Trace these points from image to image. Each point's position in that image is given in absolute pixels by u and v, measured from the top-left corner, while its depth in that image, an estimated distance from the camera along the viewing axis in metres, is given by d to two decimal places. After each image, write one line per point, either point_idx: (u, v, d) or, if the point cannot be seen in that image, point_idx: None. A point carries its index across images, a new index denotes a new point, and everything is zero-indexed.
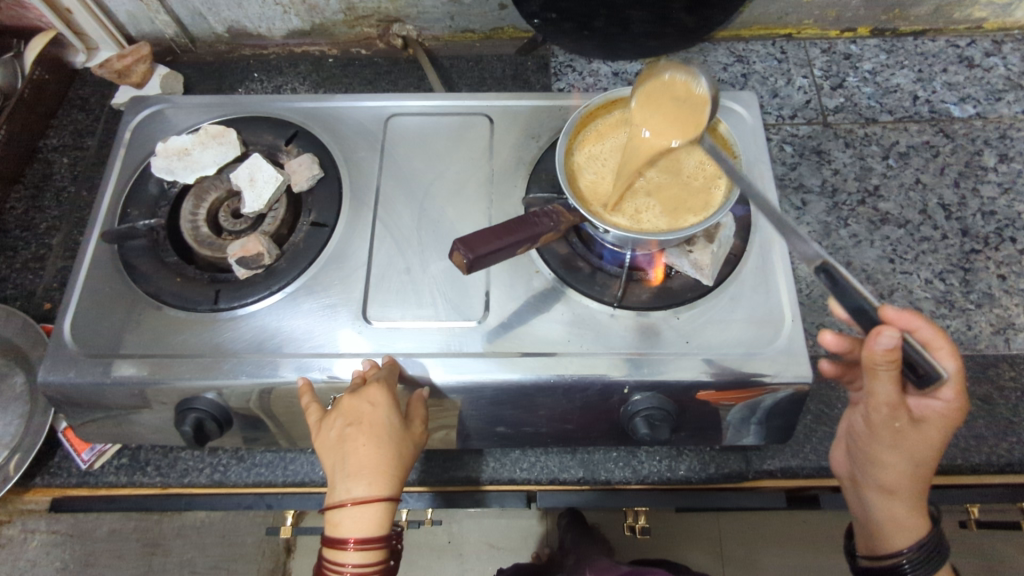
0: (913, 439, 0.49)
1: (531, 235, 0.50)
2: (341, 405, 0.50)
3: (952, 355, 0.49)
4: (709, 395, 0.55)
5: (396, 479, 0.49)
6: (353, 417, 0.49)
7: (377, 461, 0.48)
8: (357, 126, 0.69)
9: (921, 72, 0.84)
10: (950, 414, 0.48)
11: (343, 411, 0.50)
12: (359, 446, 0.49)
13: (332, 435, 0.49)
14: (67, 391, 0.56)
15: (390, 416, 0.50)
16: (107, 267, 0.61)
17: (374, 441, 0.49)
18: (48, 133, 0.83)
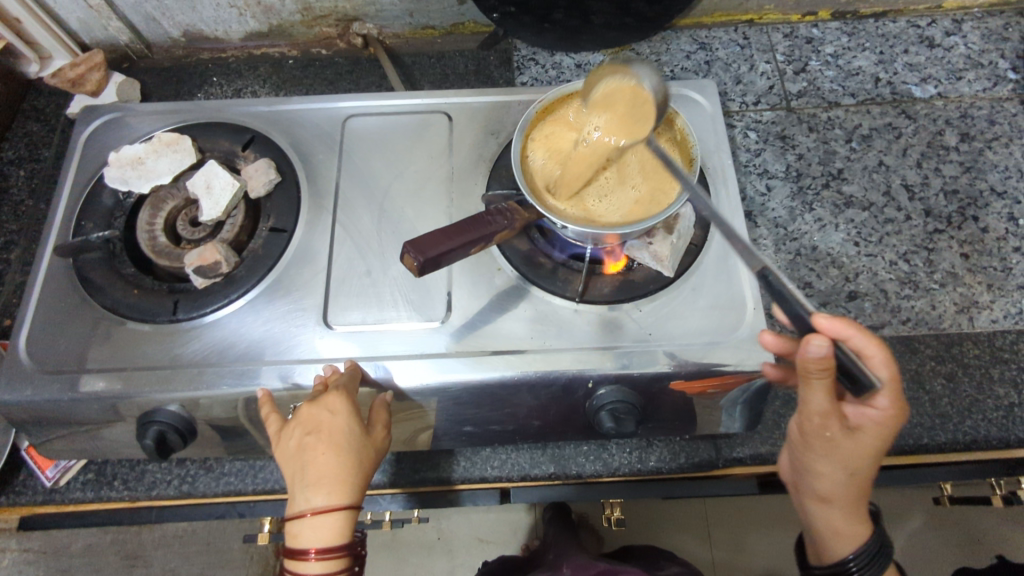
0: (850, 449, 0.49)
1: (486, 235, 0.49)
2: (301, 414, 0.49)
3: (885, 363, 0.48)
4: (682, 386, 0.54)
5: (357, 488, 0.48)
6: (312, 426, 0.49)
7: (337, 469, 0.48)
8: (315, 129, 0.68)
9: (882, 53, 0.84)
10: (885, 422, 0.49)
11: (301, 420, 0.49)
12: (317, 456, 0.48)
13: (292, 446, 0.49)
14: (27, 409, 0.55)
15: (351, 424, 0.49)
16: (62, 280, 0.60)
17: (333, 450, 0.48)
18: (4, 146, 0.82)
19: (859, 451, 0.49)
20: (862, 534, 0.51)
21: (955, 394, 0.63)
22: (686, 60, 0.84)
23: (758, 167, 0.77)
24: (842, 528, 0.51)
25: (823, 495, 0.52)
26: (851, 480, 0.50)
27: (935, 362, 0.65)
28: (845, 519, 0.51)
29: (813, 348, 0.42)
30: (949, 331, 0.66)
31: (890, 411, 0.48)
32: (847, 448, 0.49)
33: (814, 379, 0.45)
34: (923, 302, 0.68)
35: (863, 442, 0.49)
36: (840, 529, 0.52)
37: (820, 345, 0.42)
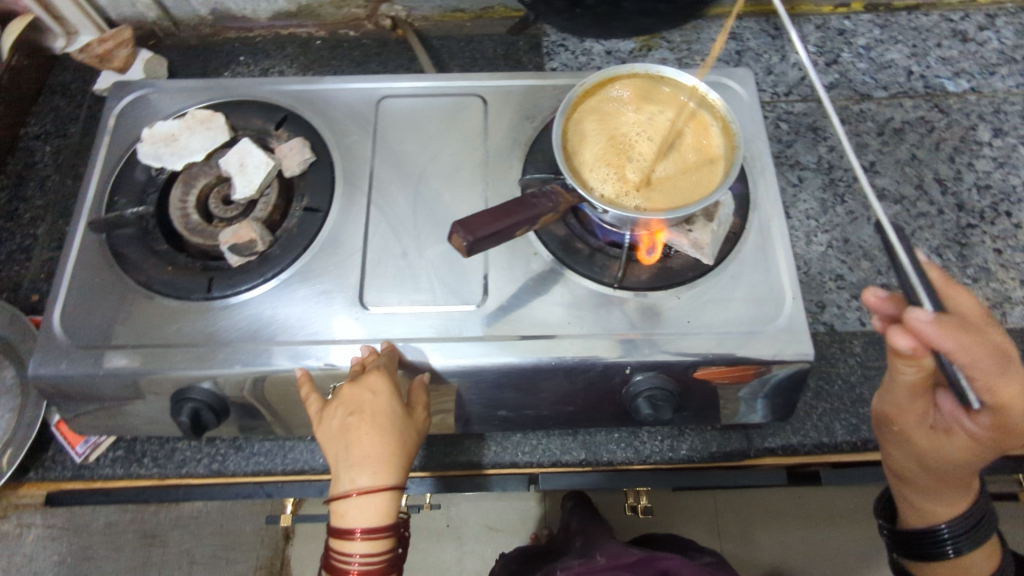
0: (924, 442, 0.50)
1: (531, 217, 0.49)
2: (342, 394, 0.49)
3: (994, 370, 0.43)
4: (708, 373, 0.54)
5: (400, 469, 0.49)
6: (354, 406, 0.49)
7: (381, 450, 0.48)
8: (348, 109, 0.68)
9: (915, 46, 0.83)
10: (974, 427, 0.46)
11: (343, 400, 0.49)
12: (361, 436, 0.48)
13: (334, 425, 0.49)
14: (60, 384, 0.55)
15: (392, 404, 0.49)
16: (95, 255, 0.60)
17: (377, 431, 0.48)
18: (30, 121, 0.81)
19: (945, 451, 0.49)
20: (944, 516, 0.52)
21: None
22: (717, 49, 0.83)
23: (789, 159, 0.76)
24: (932, 508, 0.52)
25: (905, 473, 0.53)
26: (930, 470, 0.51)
27: None
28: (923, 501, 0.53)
29: (896, 340, 0.44)
30: None
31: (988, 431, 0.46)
32: (933, 444, 0.49)
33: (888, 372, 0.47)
34: None
35: (955, 445, 0.48)
36: (926, 509, 0.53)
37: (903, 339, 0.43)
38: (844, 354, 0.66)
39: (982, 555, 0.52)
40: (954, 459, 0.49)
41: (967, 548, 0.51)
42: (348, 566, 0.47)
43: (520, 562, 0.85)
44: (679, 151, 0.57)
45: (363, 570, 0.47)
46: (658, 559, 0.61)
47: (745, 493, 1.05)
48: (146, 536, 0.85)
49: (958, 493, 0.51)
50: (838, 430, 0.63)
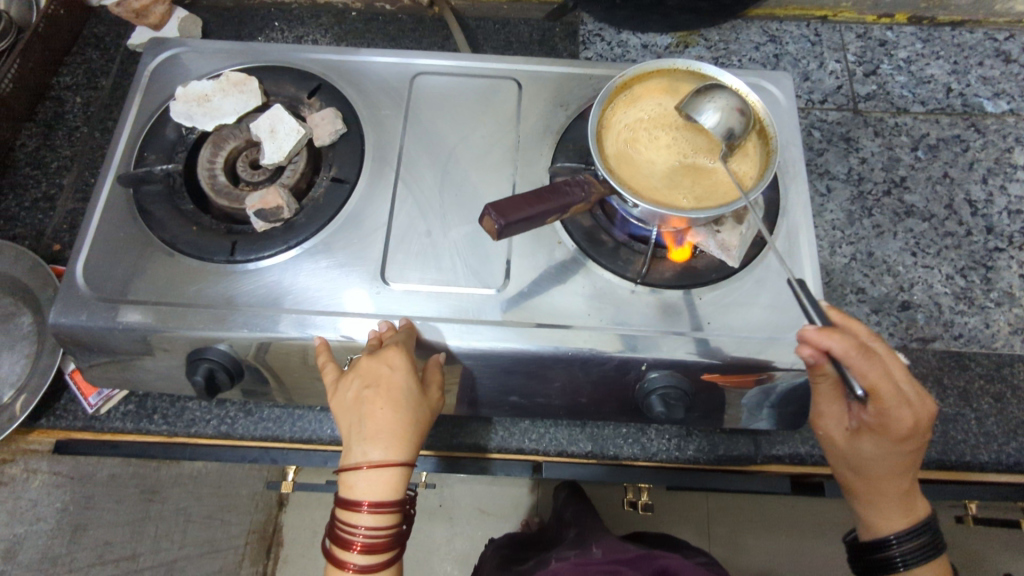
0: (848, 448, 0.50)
1: (563, 205, 0.49)
2: (360, 366, 0.50)
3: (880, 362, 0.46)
4: (713, 377, 0.54)
5: (412, 445, 0.49)
6: (371, 379, 0.49)
7: (394, 425, 0.48)
8: (382, 82, 0.67)
9: (956, 63, 0.82)
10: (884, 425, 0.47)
11: (360, 372, 0.49)
12: (376, 409, 0.48)
13: (348, 397, 0.49)
14: (78, 334, 0.56)
15: (409, 381, 0.49)
16: (121, 210, 0.60)
17: (392, 406, 0.48)
18: (62, 71, 0.82)
19: (862, 452, 0.49)
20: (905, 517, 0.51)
21: (1003, 414, 0.63)
22: (755, 51, 0.82)
23: (820, 168, 0.75)
24: (871, 520, 0.51)
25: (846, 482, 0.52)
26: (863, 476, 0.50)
27: (985, 380, 0.64)
28: (869, 511, 0.51)
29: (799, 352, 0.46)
30: (1001, 351, 0.66)
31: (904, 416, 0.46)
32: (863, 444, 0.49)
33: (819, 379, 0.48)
34: (977, 319, 0.67)
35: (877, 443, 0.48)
36: (869, 522, 0.52)
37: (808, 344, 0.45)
38: None
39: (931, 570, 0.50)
40: (877, 460, 0.49)
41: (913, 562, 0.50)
42: (352, 538, 0.47)
43: (514, 547, 0.85)
44: (713, 172, 0.55)
45: (367, 543, 0.47)
46: (659, 557, 0.60)
47: (740, 498, 1.06)
48: (147, 491, 0.86)
49: (897, 502, 0.50)
50: None
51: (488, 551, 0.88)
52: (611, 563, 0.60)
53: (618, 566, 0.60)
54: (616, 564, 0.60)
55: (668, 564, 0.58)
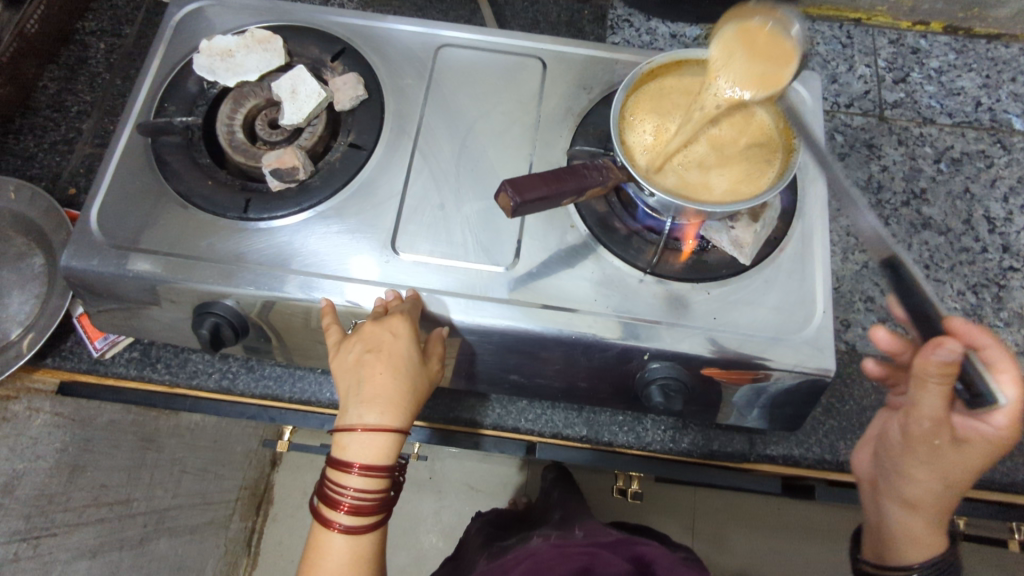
0: (950, 459, 0.48)
1: (579, 187, 0.48)
2: (363, 330, 0.50)
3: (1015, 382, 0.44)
4: (712, 372, 0.54)
5: (407, 413, 0.49)
6: (373, 344, 0.50)
7: (391, 391, 0.49)
8: (406, 51, 0.67)
9: (988, 77, 0.80)
10: (998, 441, 0.45)
11: (363, 336, 0.50)
12: (375, 373, 0.49)
13: (350, 359, 0.50)
14: (89, 278, 0.56)
15: (410, 349, 0.50)
16: (137, 159, 0.60)
17: (391, 372, 0.49)
18: (87, 15, 0.81)
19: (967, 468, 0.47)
20: (939, 544, 0.49)
21: None
22: None
23: (839, 172, 0.75)
24: (919, 533, 0.50)
25: (909, 501, 0.51)
26: (943, 490, 0.49)
27: None
28: (928, 526, 0.50)
29: (941, 350, 0.43)
30: None
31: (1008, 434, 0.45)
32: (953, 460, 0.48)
33: (931, 381, 0.45)
34: None
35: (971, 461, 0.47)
36: (915, 532, 0.50)
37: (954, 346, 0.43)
38: (860, 375, 0.65)
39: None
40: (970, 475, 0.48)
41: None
42: (341, 497, 0.48)
43: (500, 524, 0.86)
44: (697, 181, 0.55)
45: (354, 504, 0.48)
46: (635, 544, 0.60)
47: (726, 496, 1.08)
48: (146, 439, 0.87)
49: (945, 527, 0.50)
50: (842, 448, 0.62)
51: (475, 525, 0.89)
52: (590, 545, 0.59)
53: (597, 548, 0.59)
54: (596, 547, 0.59)
55: (647, 551, 0.58)
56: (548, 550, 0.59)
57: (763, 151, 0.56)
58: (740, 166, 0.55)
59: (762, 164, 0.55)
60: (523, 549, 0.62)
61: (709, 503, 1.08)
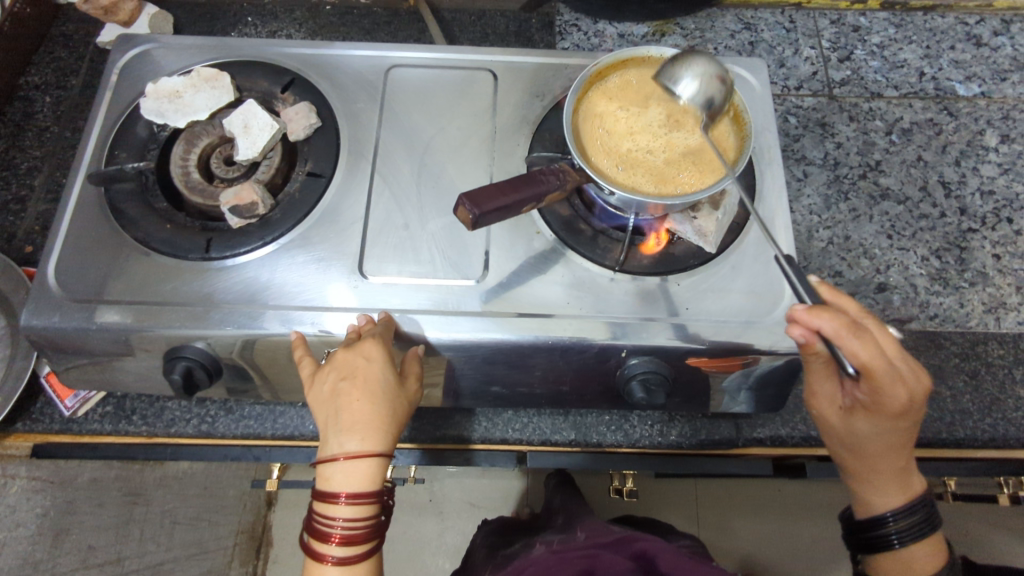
0: (843, 427, 0.50)
1: (538, 193, 0.48)
2: (337, 359, 0.50)
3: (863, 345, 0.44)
4: (698, 361, 0.54)
5: (389, 435, 0.49)
6: (347, 371, 0.49)
7: (370, 416, 0.48)
8: (356, 75, 0.67)
9: (929, 48, 0.82)
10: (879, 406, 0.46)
11: (337, 365, 0.49)
12: (352, 401, 0.48)
13: (325, 390, 0.49)
14: (52, 335, 0.55)
15: (385, 372, 0.49)
16: (92, 209, 0.59)
17: (368, 397, 0.48)
18: (30, 70, 0.80)
19: (857, 433, 0.50)
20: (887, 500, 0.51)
21: (977, 392, 0.64)
22: (731, 39, 0.82)
23: (796, 153, 0.76)
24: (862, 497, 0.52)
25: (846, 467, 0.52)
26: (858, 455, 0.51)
27: (959, 359, 0.66)
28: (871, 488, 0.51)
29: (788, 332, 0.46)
30: (975, 330, 0.67)
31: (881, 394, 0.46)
32: (847, 426, 0.50)
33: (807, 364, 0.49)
34: (951, 299, 0.68)
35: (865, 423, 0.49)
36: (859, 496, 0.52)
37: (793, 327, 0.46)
38: None
39: (926, 551, 0.50)
40: (872, 437, 0.49)
41: (911, 539, 0.50)
42: (331, 529, 0.47)
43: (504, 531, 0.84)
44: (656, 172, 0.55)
45: (345, 534, 0.47)
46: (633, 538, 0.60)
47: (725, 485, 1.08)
48: (132, 494, 0.86)
49: (900, 481, 0.50)
50: None
51: (479, 536, 0.87)
52: (590, 547, 0.58)
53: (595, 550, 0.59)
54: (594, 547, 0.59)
55: (646, 547, 0.57)
56: (548, 556, 0.59)
57: (714, 151, 0.56)
58: (689, 164, 0.56)
59: (709, 165, 0.56)
60: (525, 558, 0.61)
61: (710, 492, 1.08)
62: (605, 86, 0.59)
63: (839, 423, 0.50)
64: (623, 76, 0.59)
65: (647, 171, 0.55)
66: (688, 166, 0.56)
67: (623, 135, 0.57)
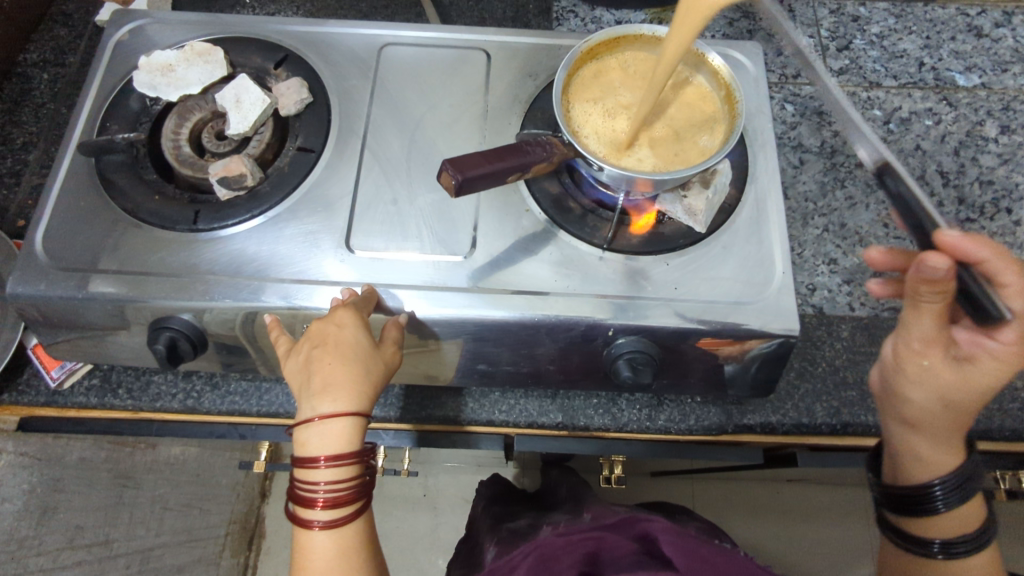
0: (951, 376, 0.46)
1: (523, 164, 0.49)
2: (310, 330, 0.50)
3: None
4: (710, 343, 0.54)
5: (364, 395, 0.49)
6: (318, 340, 0.49)
7: (342, 378, 0.48)
8: (349, 53, 0.66)
9: (929, 38, 0.82)
10: (1005, 357, 0.45)
11: (310, 335, 0.50)
12: (324, 366, 0.49)
13: (300, 360, 0.50)
14: (37, 304, 0.55)
15: (356, 335, 0.49)
16: (83, 181, 0.59)
17: (340, 360, 0.49)
18: (29, 48, 0.81)
19: (973, 385, 0.46)
20: (949, 463, 0.50)
21: None
22: (729, 26, 0.81)
23: (792, 140, 0.75)
24: (929, 454, 0.50)
25: (910, 421, 0.50)
26: (956, 408, 0.48)
27: None
28: (942, 447, 0.50)
29: (928, 262, 0.41)
30: None
31: (1014, 346, 0.44)
32: (959, 375, 0.46)
33: (926, 300, 0.44)
34: None
35: (981, 373, 0.45)
36: (927, 454, 0.50)
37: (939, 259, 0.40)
38: (830, 337, 0.65)
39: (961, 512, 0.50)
40: (981, 392, 0.46)
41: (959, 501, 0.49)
42: (314, 494, 0.47)
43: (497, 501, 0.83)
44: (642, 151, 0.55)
45: (328, 498, 0.47)
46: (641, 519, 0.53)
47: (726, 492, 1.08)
48: (122, 476, 0.86)
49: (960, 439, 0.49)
50: (819, 411, 0.62)
51: (477, 505, 0.85)
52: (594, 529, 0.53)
53: (602, 533, 0.52)
54: (601, 531, 0.53)
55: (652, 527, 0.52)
56: (552, 542, 0.52)
57: (702, 132, 0.56)
58: (676, 144, 0.55)
59: (696, 145, 0.55)
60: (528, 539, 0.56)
61: (705, 494, 1.07)
62: (594, 65, 0.59)
63: (949, 373, 0.47)
64: (615, 55, 0.59)
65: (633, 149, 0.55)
66: (676, 146, 0.55)
67: (609, 113, 0.57)
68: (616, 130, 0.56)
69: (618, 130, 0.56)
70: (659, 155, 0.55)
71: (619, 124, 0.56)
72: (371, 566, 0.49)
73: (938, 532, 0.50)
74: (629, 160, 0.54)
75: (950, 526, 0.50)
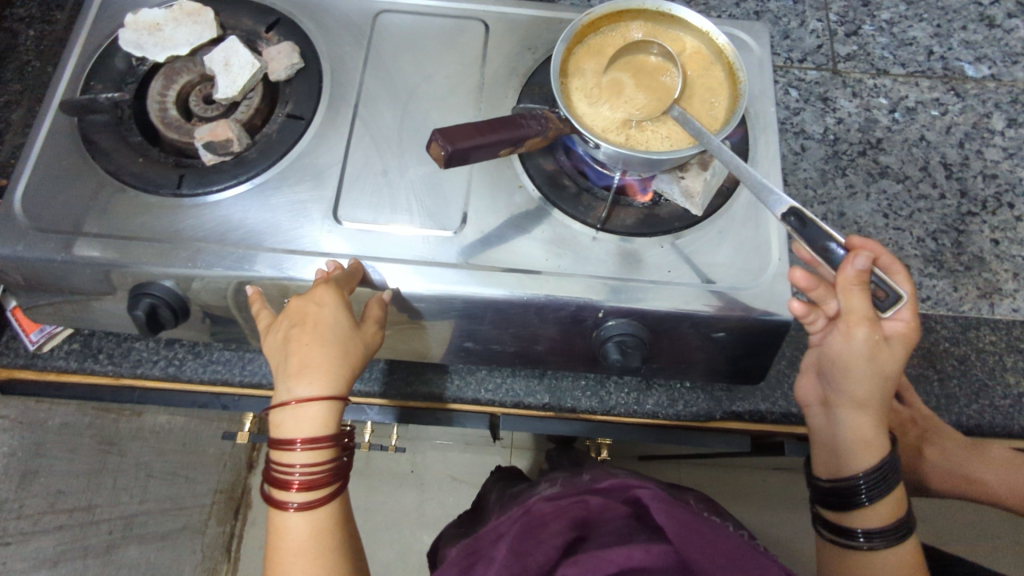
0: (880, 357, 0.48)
1: (517, 137, 0.47)
2: (290, 307, 0.49)
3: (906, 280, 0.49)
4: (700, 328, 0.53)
5: (342, 378, 0.48)
6: (298, 318, 0.49)
7: (320, 359, 0.48)
8: (344, 18, 0.64)
9: (939, 26, 0.80)
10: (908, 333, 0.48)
11: (290, 313, 0.49)
12: (302, 346, 0.48)
13: (278, 338, 0.49)
14: (15, 265, 0.53)
15: (336, 316, 0.48)
16: (65, 141, 0.58)
17: (318, 342, 0.48)
18: (15, 3, 0.78)
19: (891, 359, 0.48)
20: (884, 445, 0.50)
21: (965, 377, 0.63)
22: (734, 7, 0.80)
23: (795, 126, 0.74)
24: (865, 441, 0.50)
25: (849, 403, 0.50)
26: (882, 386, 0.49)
27: (948, 343, 0.64)
28: (872, 428, 0.50)
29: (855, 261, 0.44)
30: (968, 315, 0.65)
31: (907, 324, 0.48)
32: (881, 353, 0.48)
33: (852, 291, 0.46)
34: (945, 282, 0.66)
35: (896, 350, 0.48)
36: (863, 441, 0.50)
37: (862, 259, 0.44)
38: None
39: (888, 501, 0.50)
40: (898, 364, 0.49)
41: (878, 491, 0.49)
42: (290, 476, 0.47)
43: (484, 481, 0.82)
44: (645, 129, 0.54)
45: (304, 480, 0.47)
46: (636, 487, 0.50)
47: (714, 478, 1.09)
48: (106, 442, 0.85)
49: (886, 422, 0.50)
50: None
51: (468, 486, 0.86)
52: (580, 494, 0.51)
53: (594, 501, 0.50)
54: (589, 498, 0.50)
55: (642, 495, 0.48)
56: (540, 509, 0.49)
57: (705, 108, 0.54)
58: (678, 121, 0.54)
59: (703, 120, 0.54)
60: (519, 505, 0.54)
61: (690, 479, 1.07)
62: (586, 41, 0.56)
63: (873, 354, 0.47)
64: (613, 29, 0.57)
65: (634, 129, 0.53)
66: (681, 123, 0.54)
67: (606, 91, 0.55)
68: (615, 108, 0.54)
69: (617, 110, 0.54)
70: (662, 133, 0.53)
71: (617, 102, 0.54)
72: (347, 546, 0.49)
73: (862, 522, 0.50)
74: (634, 140, 0.53)
75: (876, 514, 0.50)
